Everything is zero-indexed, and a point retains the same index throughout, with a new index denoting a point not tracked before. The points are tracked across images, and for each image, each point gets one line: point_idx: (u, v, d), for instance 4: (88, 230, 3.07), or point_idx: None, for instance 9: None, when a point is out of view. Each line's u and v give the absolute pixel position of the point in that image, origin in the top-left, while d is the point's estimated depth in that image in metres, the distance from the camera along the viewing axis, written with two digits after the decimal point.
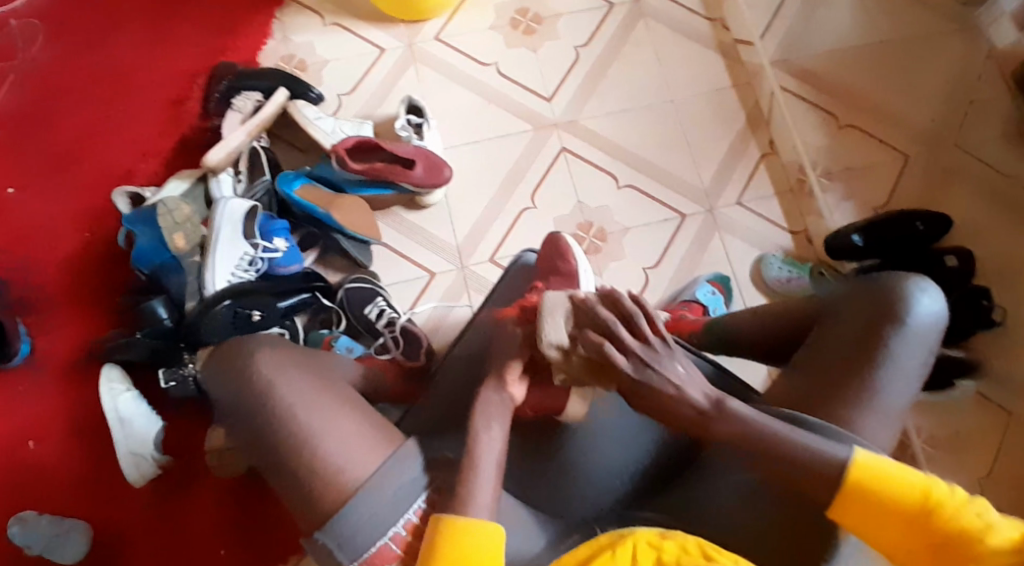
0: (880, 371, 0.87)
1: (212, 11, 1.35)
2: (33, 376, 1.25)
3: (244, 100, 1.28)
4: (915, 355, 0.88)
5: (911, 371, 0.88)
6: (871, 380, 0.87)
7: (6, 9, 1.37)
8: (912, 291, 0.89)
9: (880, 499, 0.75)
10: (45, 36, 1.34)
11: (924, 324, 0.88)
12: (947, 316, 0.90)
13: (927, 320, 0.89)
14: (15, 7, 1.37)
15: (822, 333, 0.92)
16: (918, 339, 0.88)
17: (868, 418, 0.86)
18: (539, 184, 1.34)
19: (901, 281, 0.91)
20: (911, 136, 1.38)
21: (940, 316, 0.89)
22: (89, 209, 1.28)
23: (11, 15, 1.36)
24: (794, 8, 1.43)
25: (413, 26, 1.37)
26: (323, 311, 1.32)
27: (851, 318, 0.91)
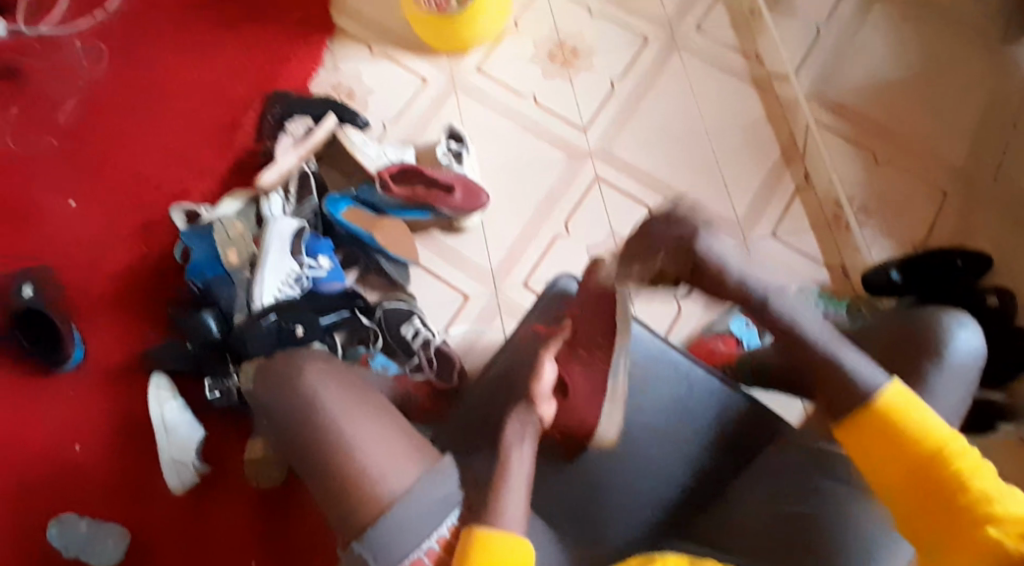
0: (922, 408, 0.88)
1: (268, 40, 1.42)
2: (86, 381, 1.31)
3: (295, 124, 1.36)
4: (953, 390, 0.89)
5: (953, 406, 0.89)
6: None
7: (74, 30, 1.44)
8: (952, 327, 0.90)
9: (897, 434, 0.73)
10: (111, 58, 1.42)
11: (963, 360, 0.89)
12: (983, 353, 0.91)
13: (966, 356, 0.90)
14: (83, 28, 1.44)
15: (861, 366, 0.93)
16: (958, 372, 0.89)
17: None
18: (573, 211, 1.37)
19: (940, 316, 0.92)
20: (949, 169, 1.38)
21: (977, 352, 0.90)
22: (145, 223, 1.35)
23: (77, 37, 1.44)
24: (830, 40, 1.44)
25: (456, 57, 1.43)
26: (361, 327, 1.32)
27: (888, 348, 0.92)
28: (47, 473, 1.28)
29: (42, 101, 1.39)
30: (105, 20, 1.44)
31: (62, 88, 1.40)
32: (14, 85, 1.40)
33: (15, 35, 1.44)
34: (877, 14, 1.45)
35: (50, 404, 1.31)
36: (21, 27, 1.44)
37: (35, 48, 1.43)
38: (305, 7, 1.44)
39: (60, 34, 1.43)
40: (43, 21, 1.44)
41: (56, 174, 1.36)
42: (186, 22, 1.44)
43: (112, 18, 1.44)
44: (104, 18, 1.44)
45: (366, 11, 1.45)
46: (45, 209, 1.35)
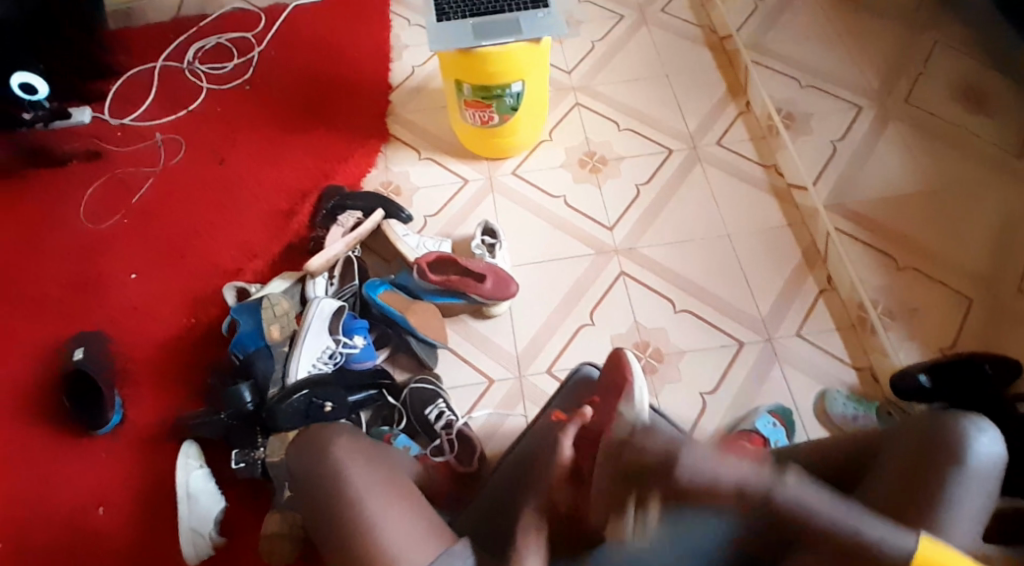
0: (941, 513, 0.87)
1: (330, 143, 1.58)
2: (119, 444, 1.34)
3: (347, 217, 1.46)
4: (975, 498, 0.89)
5: (974, 512, 0.88)
6: (934, 522, 0.87)
7: (155, 123, 1.63)
8: (969, 431, 0.91)
9: None
10: (186, 149, 1.60)
11: (985, 467, 0.90)
12: (1007, 460, 0.91)
13: (986, 460, 0.90)
14: (163, 122, 1.63)
15: (884, 471, 0.94)
16: (974, 479, 0.89)
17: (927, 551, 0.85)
18: (598, 303, 1.42)
19: (960, 419, 0.93)
20: (971, 280, 1.35)
21: (1001, 459, 0.90)
22: (197, 298, 1.45)
23: (157, 129, 1.62)
24: (846, 155, 1.52)
25: (495, 163, 1.56)
26: (386, 408, 1.37)
27: (907, 451, 0.93)
28: (66, 532, 1.28)
29: (121, 184, 1.56)
30: (185, 117, 1.63)
31: (143, 173, 1.57)
32: (99, 169, 1.58)
33: (99, 122, 1.64)
34: (891, 131, 1.51)
35: (81, 464, 1.33)
36: (108, 116, 1.64)
37: (118, 136, 1.62)
38: (365, 116, 1.61)
39: (144, 126, 1.63)
40: (127, 113, 1.65)
41: (126, 250, 1.50)
42: (259, 125, 1.62)
43: (192, 116, 1.63)
44: (183, 115, 1.64)
45: (419, 122, 1.61)
46: (111, 280, 1.47)
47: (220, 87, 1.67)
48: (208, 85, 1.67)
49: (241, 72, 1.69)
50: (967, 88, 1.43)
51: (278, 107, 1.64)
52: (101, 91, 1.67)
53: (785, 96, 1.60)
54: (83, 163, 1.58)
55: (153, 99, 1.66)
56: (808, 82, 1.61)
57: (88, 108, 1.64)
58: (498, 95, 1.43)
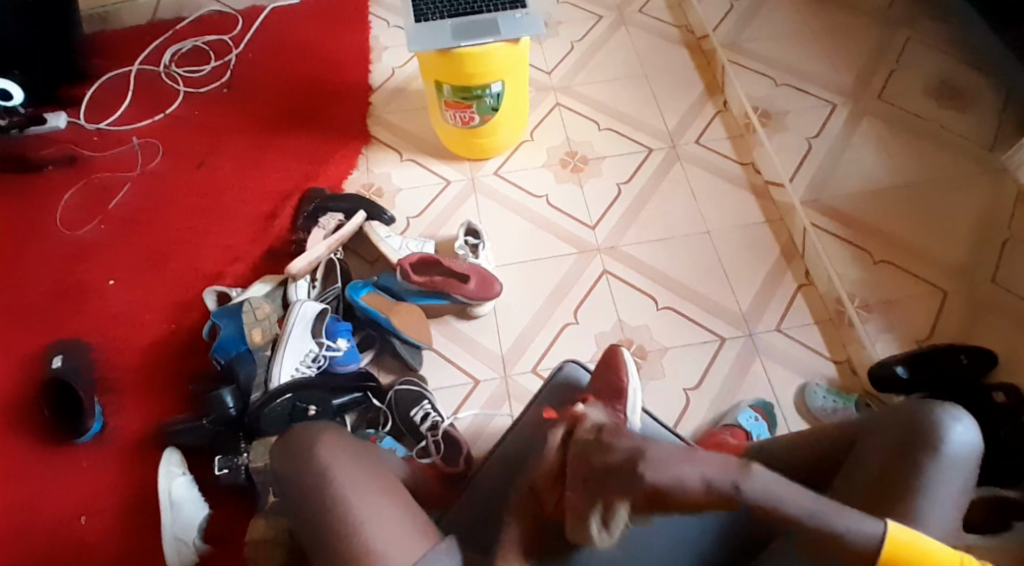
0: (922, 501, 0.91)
1: (311, 145, 1.57)
2: (100, 453, 1.32)
3: (328, 219, 1.45)
4: (952, 482, 0.93)
5: (950, 499, 0.92)
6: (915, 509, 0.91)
7: (132, 127, 1.61)
8: (947, 420, 0.94)
9: (910, 565, 0.76)
10: (164, 153, 1.58)
11: (960, 454, 0.93)
12: (982, 447, 0.95)
13: (963, 449, 0.93)
14: (140, 126, 1.61)
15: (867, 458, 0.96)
16: (955, 466, 0.93)
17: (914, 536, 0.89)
18: (581, 302, 1.43)
19: (936, 409, 0.96)
20: (946, 274, 1.40)
21: (976, 446, 0.93)
22: (179, 305, 1.44)
23: (135, 133, 1.60)
24: (822, 150, 1.54)
25: (477, 163, 1.56)
26: (372, 411, 1.37)
27: (889, 444, 0.95)
28: (47, 544, 1.25)
29: (98, 189, 1.54)
30: (162, 121, 1.61)
31: (120, 178, 1.55)
32: (74, 174, 1.56)
33: (75, 127, 1.61)
34: (865, 126, 1.55)
35: (62, 474, 1.31)
36: (83, 121, 1.61)
37: (93, 141, 1.60)
38: (345, 118, 1.61)
39: (120, 130, 1.61)
40: (103, 118, 1.62)
41: (104, 257, 1.48)
42: (239, 128, 1.60)
43: (170, 120, 1.62)
44: (160, 119, 1.62)
45: (400, 123, 1.61)
46: (89, 287, 1.45)
47: (198, 90, 1.65)
48: (185, 88, 1.65)
49: (219, 75, 1.67)
50: (941, 86, 1.55)
51: (257, 110, 1.62)
52: (76, 96, 1.65)
53: (763, 94, 1.62)
54: (57, 168, 1.56)
55: (129, 103, 1.64)
56: (783, 79, 1.63)
57: (63, 113, 1.61)
58: (478, 95, 1.43)
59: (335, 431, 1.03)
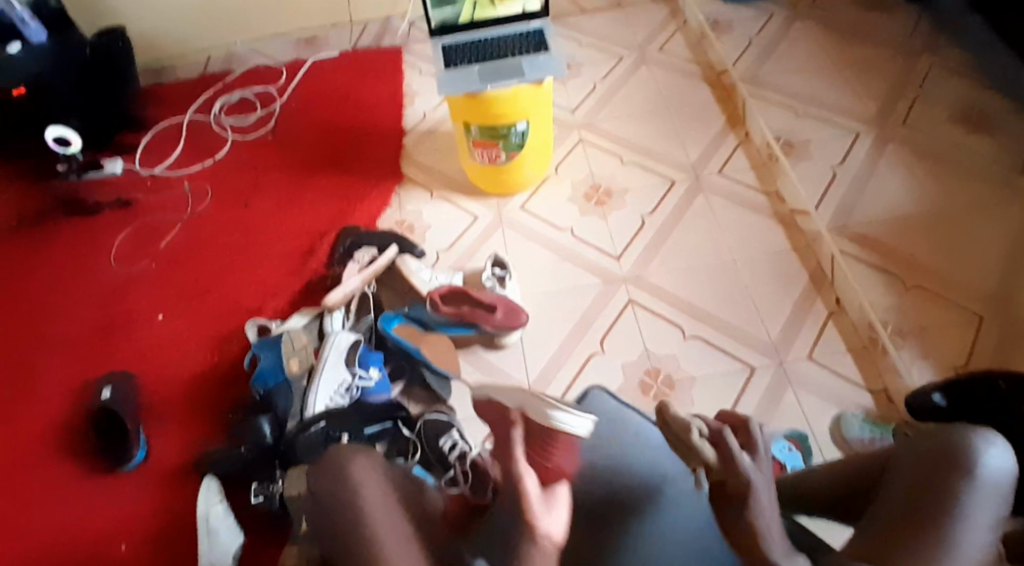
0: (953, 525, 0.89)
1: (346, 185, 1.65)
2: (142, 480, 1.38)
3: (363, 254, 1.52)
4: (987, 508, 0.90)
5: (984, 524, 0.89)
6: (948, 533, 0.88)
7: (183, 171, 1.71)
8: (979, 443, 0.94)
9: None
10: (211, 195, 1.67)
11: (995, 479, 0.92)
12: (1017, 474, 0.94)
13: (998, 473, 0.92)
14: (190, 171, 1.71)
15: (900, 480, 0.97)
16: (987, 488, 0.91)
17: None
18: (607, 332, 1.45)
19: (968, 434, 0.95)
20: (979, 300, 1.38)
21: (1011, 471, 0.93)
22: (220, 338, 1.50)
23: (185, 177, 1.71)
24: (848, 178, 1.54)
25: (504, 199, 1.61)
26: (402, 440, 1.37)
27: (916, 478, 0.95)
28: None
29: (151, 229, 1.64)
30: (210, 166, 1.71)
31: (169, 220, 1.65)
32: (129, 216, 1.66)
33: (130, 172, 1.73)
34: (891, 154, 1.55)
35: (106, 500, 1.36)
36: (138, 166, 1.73)
37: (147, 185, 1.70)
38: (380, 160, 1.68)
39: (172, 175, 1.71)
40: (157, 163, 1.73)
41: (151, 294, 1.56)
42: (281, 172, 1.69)
43: (218, 165, 1.72)
44: (209, 163, 1.72)
45: (431, 162, 1.67)
46: (137, 322, 1.53)
47: (244, 137, 1.76)
48: (232, 135, 1.76)
49: (264, 122, 1.78)
50: (968, 113, 1.56)
51: (297, 154, 1.71)
52: (132, 142, 1.77)
53: (783, 126, 1.64)
54: (114, 211, 1.67)
55: (181, 149, 1.75)
56: (805, 110, 1.65)
57: (120, 159, 1.73)
58: (504, 134, 1.49)
59: (385, 491, 0.97)
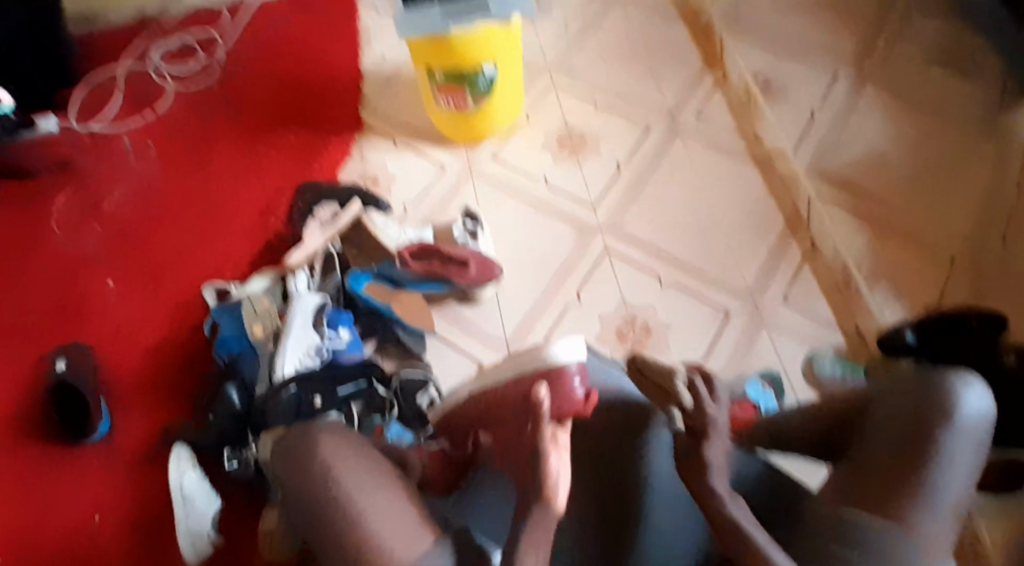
0: (935, 469, 0.87)
1: (303, 137, 1.57)
2: (111, 453, 1.34)
3: (323, 210, 1.45)
4: (967, 450, 0.88)
5: (966, 466, 0.88)
6: (927, 477, 0.87)
7: (123, 128, 1.61)
8: (960, 387, 0.91)
9: None
10: (156, 153, 1.58)
11: (975, 422, 0.90)
12: (994, 417, 0.91)
13: (978, 417, 0.90)
14: (131, 128, 1.61)
15: (883, 420, 0.94)
16: (970, 431, 0.89)
17: (924, 517, 0.85)
18: (583, 283, 1.42)
19: (949, 377, 0.92)
20: (955, 240, 1.42)
21: (990, 413, 0.89)
22: (180, 304, 1.45)
23: (129, 135, 1.61)
24: (826, 121, 1.54)
25: (472, 147, 1.55)
26: (376, 399, 1.32)
27: (898, 425, 0.91)
28: (65, 544, 1.27)
29: (94, 192, 1.55)
30: (154, 122, 1.62)
31: (115, 182, 1.56)
32: (71, 180, 1.56)
33: (68, 132, 1.61)
34: (870, 93, 1.56)
35: (75, 476, 1.33)
36: (75, 125, 1.62)
37: (87, 144, 1.60)
38: (336, 109, 1.60)
39: (113, 133, 1.61)
40: (95, 120, 1.63)
41: (103, 260, 1.48)
42: (230, 126, 1.60)
43: (161, 120, 1.62)
44: (151, 119, 1.62)
45: (393, 111, 1.59)
46: (91, 291, 1.46)
47: (187, 88, 1.65)
48: (174, 87, 1.65)
49: (208, 71, 1.67)
50: (945, 57, 1.58)
51: (248, 104, 1.62)
52: (67, 99, 1.65)
53: (765, 67, 1.61)
54: (54, 175, 1.57)
55: (121, 105, 1.65)
56: (779, 51, 1.63)
57: (53, 115, 1.60)
58: (471, 80, 1.41)
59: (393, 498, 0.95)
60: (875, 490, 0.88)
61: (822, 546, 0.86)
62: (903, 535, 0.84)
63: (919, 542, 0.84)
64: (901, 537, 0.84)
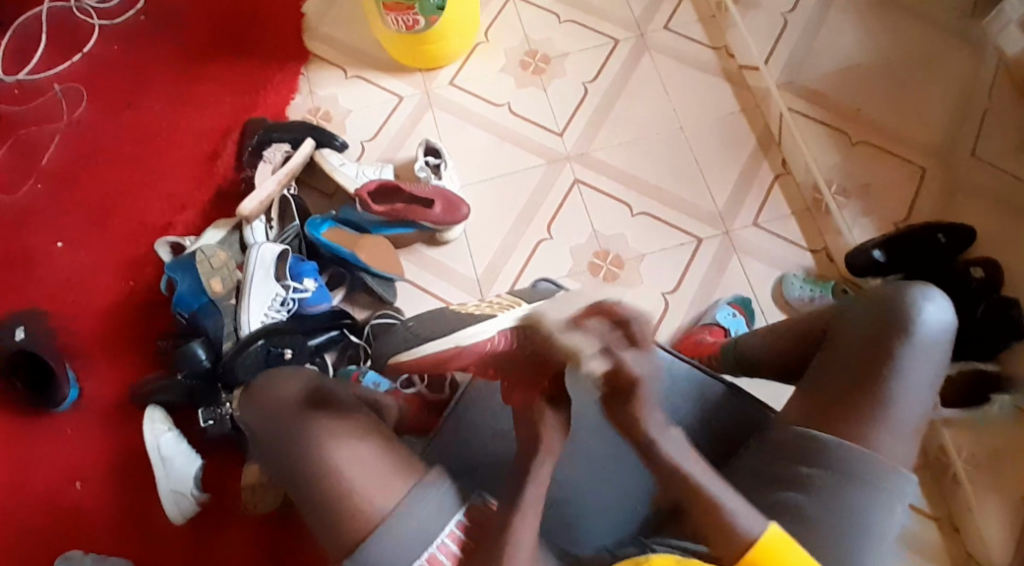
0: (891, 386, 0.86)
1: (246, 70, 1.46)
2: (81, 419, 1.30)
3: (274, 152, 1.36)
4: (925, 366, 0.88)
5: (923, 382, 0.87)
6: (883, 395, 0.86)
7: (48, 73, 1.48)
8: (919, 302, 0.90)
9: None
10: (89, 98, 1.46)
11: (933, 335, 0.89)
12: (954, 327, 0.91)
13: (936, 329, 0.89)
14: (58, 71, 1.48)
15: (836, 343, 0.92)
16: (927, 348, 0.88)
17: (882, 436, 0.85)
18: (554, 215, 1.38)
19: (908, 292, 0.91)
20: (924, 149, 1.37)
21: (947, 326, 0.89)
22: (131, 259, 1.37)
23: (54, 79, 1.48)
24: (798, 26, 1.46)
25: (429, 74, 1.47)
26: (351, 347, 1.33)
27: (859, 342, 0.90)
28: (46, 514, 1.25)
29: (27, 146, 1.44)
30: (81, 62, 1.48)
31: (46, 131, 1.44)
32: (1, 133, 1.45)
33: None
34: None
35: (47, 445, 1.29)
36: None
37: (14, 95, 1.47)
38: (278, 37, 1.49)
39: (37, 78, 1.48)
40: (20, 68, 1.49)
41: (45, 217, 1.39)
42: (164, 61, 1.48)
43: (88, 60, 1.49)
44: (77, 59, 1.49)
45: (341, 36, 1.49)
46: (35, 251, 1.38)
47: (113, 21, 1.51)
48: (98, 21, 1.51)
49: (133, 0, 1.52)
50: None
51: (180, 36, 1.49)
52: None
53: None
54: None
55: (43, 46, 1.50)
56: None
57: None
58: None
59: (365, 441, 0.89)
60: (835, 407, 0.88)
61: (783, 470, 0.87)
62: (859, 452, 0.84)
63: (876, 462, 0.84)
64: (859, 457, 0.84)
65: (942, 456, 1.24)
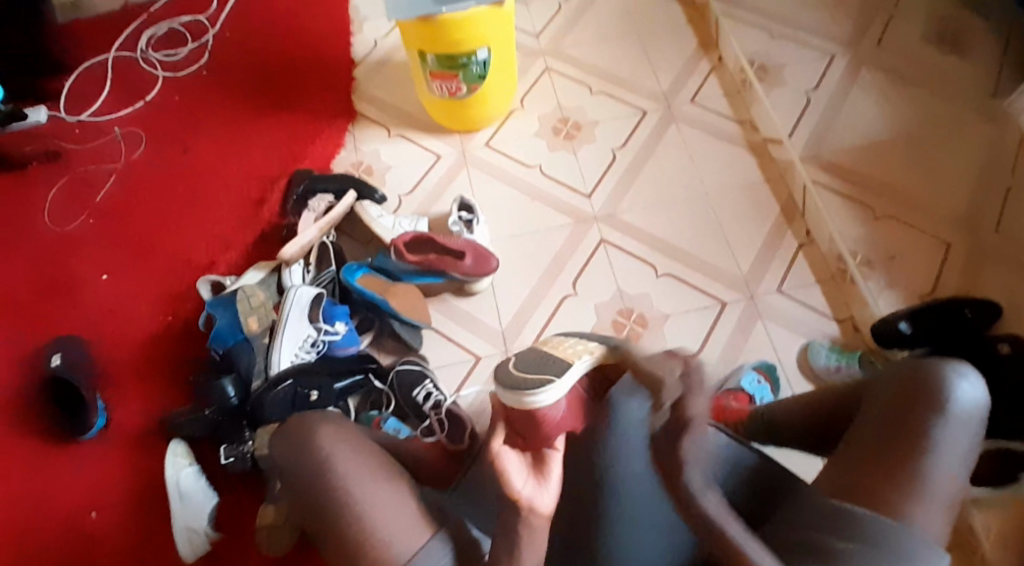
0: (924, 462, 0.82)
1: (296, 124, 1.56)
2: (104, 445, 1.32)
3: (318, 201, 1.44)
4: (958, 441, 0.83)
5: (957, 460, 0.83)
6: (917, 469, 0.81)
7: (112, 117, 1.60)
8: (952, 378, 0.86)
9: None
10: (146, 142, 1.57)
11: (966, 412, 0.84)
12: (988, 406, 0.86)
13: (970, 407, 0.85)
14: (121, 116, 1.60)
15: (863, 421, 0.88)
16: (956, 424, 0.84)
17: (915, 505, 0.80)
18: (581, 271, 1.42)
19: (941, 366, 0.87)
20: (947, 225, 1.39)
21: (982, 404, 0.85)
22: (170, 296, 1.42)
23: (116, 123, 1.59)
24: (820, 105, 1.53)
25: (466, 136, 1.55)
26: (375, 392, 1.34)
27: (890, 406, 0.86)
28: (59, 537, 1.26)
29: (83, 182, 1.53)
30: (143, 109, 1.60)
31: (104, 170, 1.54)
32: (60, 168, 1.55)
33: (57, 121, 1.60)
34: (866, 79, 1.55)
35: (69, 468, 1.31)
36: (64, 114, 1.60)
37: (76, 134, 1.58)
38: (327, 95, 1.60)
39: (101, 121, 1.60)
40: (84, 109, 1.61)
41: (94, 252, 1.47)
42: (220, 113, 1.59)
43: (150, 108, 1.60)
44: (139, 107, 1.61)
45: (385, 98, 1.60)
46: (81, 284, 1.44)
47: (176, 74, 1.64)
48: (163, 73, 1.64)
49: (197, 57, 1.66)
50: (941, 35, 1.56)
51: (238, 92, 1.61)
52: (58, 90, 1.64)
53: (757, 48, 1.61)
54: (41, 164, 1.55)
55: (109, 91, 1.63)
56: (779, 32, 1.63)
57: (44, 106, 1.60)
58: (464, 64, 1.38)
59: (395, 489, 0.85)
60: (861, 471, 0.83)
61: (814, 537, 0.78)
62: (891, 524, 0.78)
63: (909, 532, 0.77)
64: (895, 531, 0.77)
65: (970, 535, 1.19)
